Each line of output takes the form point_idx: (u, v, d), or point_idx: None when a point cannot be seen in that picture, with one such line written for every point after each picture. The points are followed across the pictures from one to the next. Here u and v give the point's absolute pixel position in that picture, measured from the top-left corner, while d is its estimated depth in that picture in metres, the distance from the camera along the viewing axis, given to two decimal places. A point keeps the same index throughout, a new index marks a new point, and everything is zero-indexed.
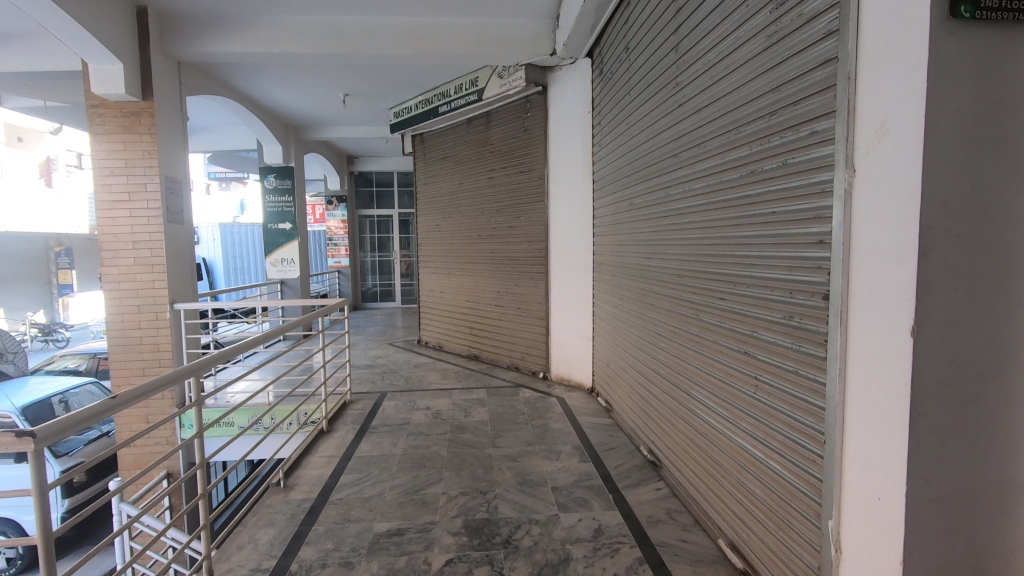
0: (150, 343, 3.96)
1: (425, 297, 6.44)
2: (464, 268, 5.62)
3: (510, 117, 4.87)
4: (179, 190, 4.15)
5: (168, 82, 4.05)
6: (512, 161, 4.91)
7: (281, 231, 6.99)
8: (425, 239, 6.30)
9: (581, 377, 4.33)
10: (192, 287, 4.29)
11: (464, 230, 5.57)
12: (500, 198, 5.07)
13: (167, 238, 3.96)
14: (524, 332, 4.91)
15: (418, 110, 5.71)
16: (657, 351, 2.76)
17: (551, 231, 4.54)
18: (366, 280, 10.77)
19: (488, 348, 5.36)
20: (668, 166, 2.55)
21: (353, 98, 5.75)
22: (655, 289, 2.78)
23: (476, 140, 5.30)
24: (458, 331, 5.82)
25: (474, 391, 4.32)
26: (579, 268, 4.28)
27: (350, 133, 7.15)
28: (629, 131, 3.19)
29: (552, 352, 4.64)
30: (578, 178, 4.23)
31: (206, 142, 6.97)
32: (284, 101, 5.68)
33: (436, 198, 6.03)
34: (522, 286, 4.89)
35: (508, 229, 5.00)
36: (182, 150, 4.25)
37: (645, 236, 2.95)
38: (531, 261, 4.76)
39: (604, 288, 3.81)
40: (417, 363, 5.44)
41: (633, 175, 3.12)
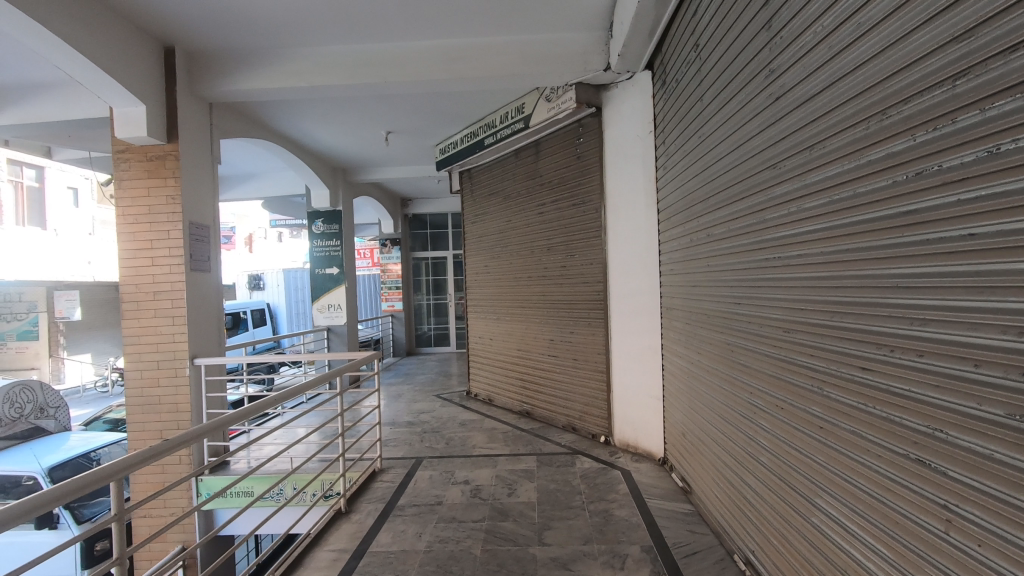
0: (169, 403, 3.64)
1: (474, 344, 5.92)
2: (514, 313, 5.08)
3: (560, 145, 4.37)
4: (206, 237, 3.89)
5: (199, 124, 3.87)
6: (563, 194, 4.38)
7: (328, 276, 6.77)
8: (474, 281, 5.84)
9: (650, 444, 3.61)
10: (218, 340, 4.00)
11: (514, 272, 5.05)
12: (552, 234, 4.53)
13: (190, 288, 3.68)
14: (581, 387, 4.25)
15: (464, 144, 5.35)
16: (752, 428, 2.07)
17: (610, 271, 3.93)
18: (421, 324, 10.46)
19: (541, 404, 4.72)
20: (759, 186, 1.92)
21: (398, 136, 5.49)
22: (747, 347, 2.11)
23: (524, 173, 4.83)
24: (509, 384, 5.23)
25: (522, 460, 3.68)
26: (644, 314, 3.62)
27: (398, 174, 6.92)
28: (700, 148, 2.58)
29: (614, 412, 3.95)
30: (640, 209, 3.63)
31: (256, 189, 6.92)
32: (328, 142, 5.49)
33: (485, 238, 5.57)
34: (578, 334, 4.27)
35: (561, 269, 4.43)
36: (213, 194, 4.02)
37: (728, 277, 2.30)
38: (587, 307, 4.15)
39: (677, 338, 3.14)
40: (463, 420, 4.88)
41: (709, 203, 2.50)
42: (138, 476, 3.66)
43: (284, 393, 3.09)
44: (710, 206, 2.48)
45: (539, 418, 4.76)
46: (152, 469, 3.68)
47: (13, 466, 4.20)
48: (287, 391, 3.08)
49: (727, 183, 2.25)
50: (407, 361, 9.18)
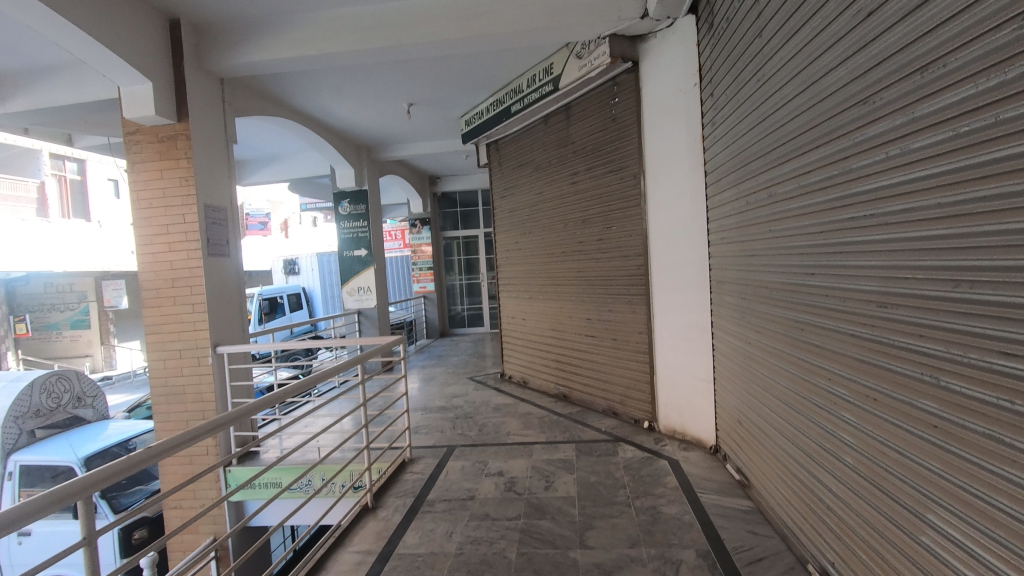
0: (193, 393, 3.54)
1: (506, 325, 5.68)
2: (548, 291, 4.80)
3: (593, 107, 4.02)
4: (224, 221, 3.73)
5: (211, 102, 3.69)
6: (597, 161, 4.04)
7: (356, 258, 6.62)
8: (505, 259, 5.57)
9: (699, 431, 3.31)
10: (242, 327, 3.87)
11: (546, 248, 4.75)
12: (586, 206, 4.20)
13: (208, 274, 3.53)
14: (621, 369, 3.96)
15: (490, 114, 5.04)
16: (827, 420, 1.77)
17: (651, 243, 3.59)
18: (454, 305, 10.29)
19: (578, 387, 4.46)
20: (838, 134, 1.61)
21: (420, 108, 5.22)
22: (819, 326, 1.81)
23: (555, 141, 4.49)
24: (544, 366, 4.98)
25: (559, 449, 3.44)
26: (689, 288, 3.29)
27: (424, 149, 6.66)
28: (754, 99, 2.25)
29: (658, 396, 3.66)
30: (683, 173, 3.27)
31: (282, 172, 6.78)
32: (348, 118, 5.27)
33: (515, 213, 5.28)
34: (616, 312, 3.96)
35: (597, 242, 4.10)
36: (229, 176, 3.85)
37: (791, 246, 1.98)
38: (627, 282, 3.84)
39: (728, 315, 2.82)
40: (497, 404, 4.66)
41: (767, 162, 2.17)
42: (166, 468, 3.58)
43: (306, 380, 2.94)
44: (769, 165, 2.15)
45: (576, 402, 4.50)
46: (180, 459, 3.60)
47: (51, 455, 4.21)
48: (308, 380, 2.93)
49: (790, 136, 1.93)
50: (440, 343, 9.05)
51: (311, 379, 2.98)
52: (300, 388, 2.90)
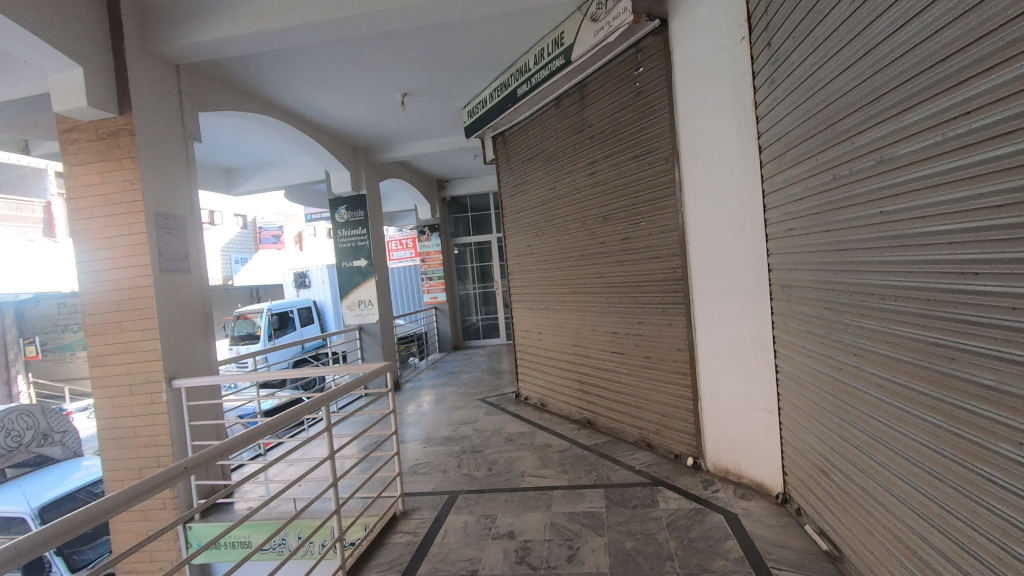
0: (145, 436, 2.98)
1: (520, 340, 5.05)
2: (566, 301, 4.16)
3: (613, 82, 3.38)
4: (182, 231, 3.18)
5: (164, 93, 3.15)
6: (619, 145, 3.40)
7: (355, 270, 6.08)
8: (516, 265, 4.94)
9: (759, 473, 2.65)
10: (208, 353, 3.32)
11: (563, 251, 4.11)
12: (607, 200, 3.57)
13: (161, 294, 2.97)
14: (657, 394, 3.30)
15: (494, 101, 4.44)
16: (1019, 506, 1.13)
17: (690, 241, 2.94)
18: (469, 315, 9.71)
19: (605, 412, 3.81)
20: None
21: (416, 98, 4.64)
22: (995, 356, 1.18)
23: (569, 126, 3.87)
24: (564, 387, 4.34)
25: (585, 498, 2.78)
26: (742, 295, 2.64)
27: (426, 148, 6.09)
28: (844, 37, 1.66)
29: (704, 427, 2.99)
30: (730, 150, 2.63)
31: (274, 179, 6.27)
32: (338, 113, 4.73)
33: (525, 213, 4.65)
34: (648, 325, 3.30)
35: (622, 243, 3.46)
36: (190, 178, 3.31)
37: (923, 231, 1.38)
38: (660, 290, 3.18)
39: (798, 328, 2.20)
40: (510, 434, 4.02)
41: (866, 121, 1.58)
42: (118, 525, 3.02)
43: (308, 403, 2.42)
44: (870, 124, 1.56)
45: (603, 430, 3.85)
46: (134, 515, 3.03)
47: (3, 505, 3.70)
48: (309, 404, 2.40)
49: (925, 72, 1.33)
50: (454, 357, 8.47)
51: (316, 401, 2.45)
52: (302, 413, 2.36)
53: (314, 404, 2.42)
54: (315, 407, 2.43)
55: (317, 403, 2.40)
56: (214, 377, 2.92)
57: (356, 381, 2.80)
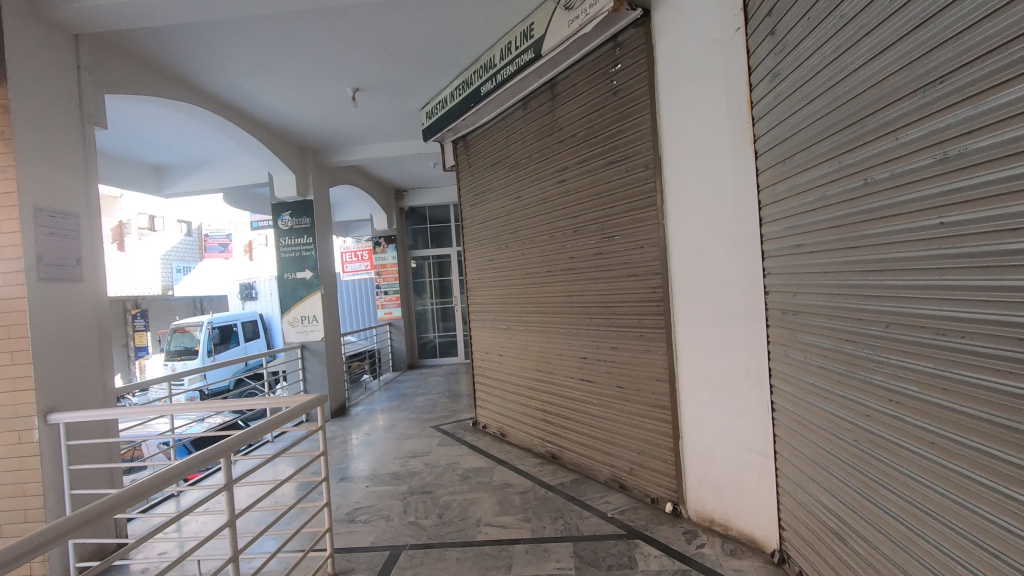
0: (9, 484, 2.39)
1: (478, 362, 4.63)
2: (531, 320, 3.77)
3: (587, 80, 3.05)
4: (72, 231, 2.63)
5: (58, 65, 2.63)
6: (593, 150, 3.06)
7: (299, 281, 5.54)
8: (476, 281, 4.53)
9: (751, 524, 2.31)
10: (104, 381, 2.76)
11: (528, 265, 3.74)
12: (578, 211, 3.22)
13: (38, 307, 2.42)
14: (631, 428, 2.93)
15: (456, 100, 4.07)
16: None
17: (673, 258, 2.61)
18: (425, 332, 9.21)
19: (572, 446, 3.42)
20: None
21: (368, 94, 4.21)
22: None
23: (538, 129, 3.52)
24: (526, 416, 3.93)
25: (550, 557, 2.37)
26: (734, 319, 2.31)
27: (381, 152, 5.64)
28: (885, 9, 1.35)
29: (685, 469, 2.63)
30: (721, 155, 2.31)
31: (210, 181, 5.68)
32: (279, 107, 4.26)
33: (487, 223, 4.26)
34: (623, 351, 2.94)
35: (594, 258, 3.11)
36: (87, 170, 2.77)
37: (1017, 245, 1.06)
38: (636, 311, 2.84)
39: (806, 361, 1.88)
40: (465, 470, 3.57)
41: (919, 111, 1.27)
42: None
43: (219, 443, 1.87)
44: (927, 114, 1.25)
45: (569, 466, 3.46)
46: None
47: None
48: (218, 445, 1.85)
49: (1019, 41, 1.02)
50: (408, 377, 7.94)
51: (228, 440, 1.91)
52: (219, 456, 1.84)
53: (226, 444, 1.90)
54: (227, 448, 1.88)
55: (232, 441, 1.87)
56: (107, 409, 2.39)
57: (285, 416, 2.29)
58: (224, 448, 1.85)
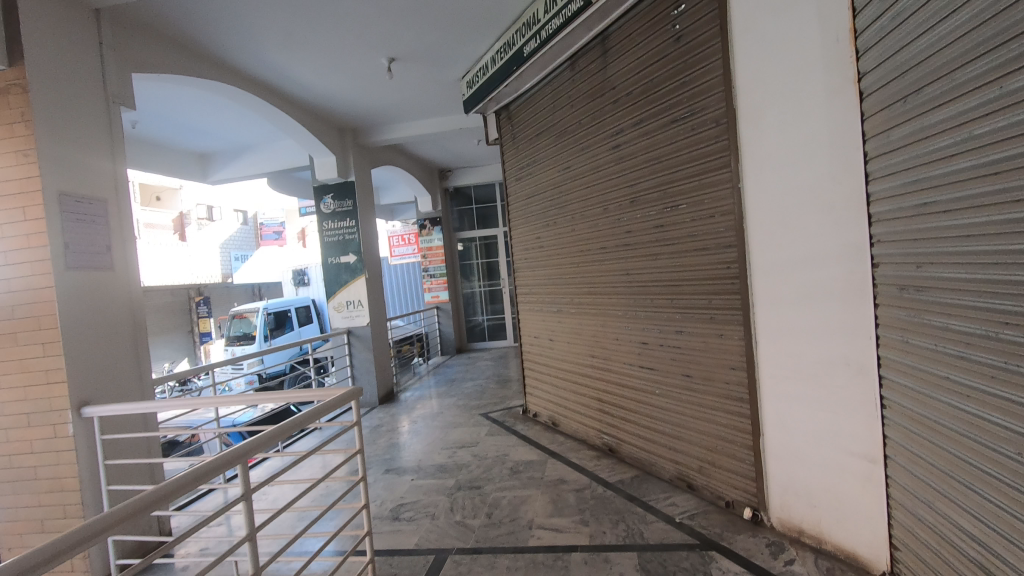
0: (47, 479, 2.33)
1: (527, 348, 4.37)
2: (583, 302, 3.46)
3: (644, 28, 2.67)
4: (99, 218, 2.52)
5: (81, 43, 2.50)
6: (651, 109, 2.70)
7: (343, 266, 5.42)
8: (523, 261, 4.25)
9: (850, 539, 1.95)
10: (140, 373, 2.66)
11: (579, 243, 3.42)
12: (634, 179, 2.87)
13: (68, 298, 2.32)
14: (700, 423, 2.60)
15: (498, 65, 3.76)
16: None
17: (750, 228, 2.23)
18: (473, 315, 9.04)
19: (631, 439, 3.12)
20: None
21: (404, 65, 3.96)
22: None
23: (588, 90, 3.17)
24: (579, 405, 3.65)
25: (612, 570, 2.09)
26: (829, 298, 1.93)
27: (422, 130, 5.40)
28: None
29: (767, 470, 2.28)
30: (813, 101, 1.92)
31: (252, 167, 5.61)
32: (314, 83, 4.08)
33: (534, 199, 3.96)
34: (689, 335, 2.60)
35: (653, 231, 2.77)
36: (114, 152, 2.64)
37: None
38: (705, 290, 2.48)
39: (935, 349, 1.50)
40: (516, 463, 3.34)
41: None
42: None
43: (254, 437, 1.61)
44: None
45: (628, 460, 3.16)
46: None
47: None
48: (251, 441, 1.59)
49: None
50: (457, 362, 7.80)
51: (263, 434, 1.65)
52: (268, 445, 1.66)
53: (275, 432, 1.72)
54: (263, 444, 1.61)
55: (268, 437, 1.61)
56: (145, 403, 2.29)
57: (326, 407, 2.08)
58: (256, 446, 1.59)
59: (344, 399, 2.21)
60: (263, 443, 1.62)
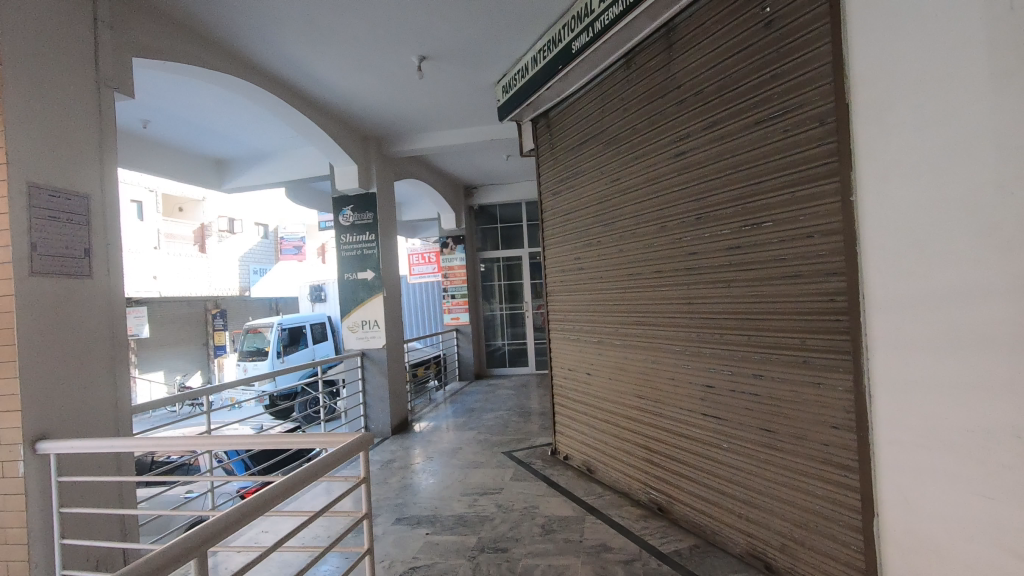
0: None
1: (559, 381, 3.90)
2: (631, 333, 3.01)
3: (724, 13, 2.27)
4: (79, 217, 2.16)
5: (68, 15, 2.17)
6: (727, 108, 2.28)
7: (360, 282, 5.05)
8: (558, 284, 3.82)
9: None
10: (116, 398, 2.27)
11: (629, 264, 2.99)
12: (703, 191, 2.44)
13: (31, 310, 1.94)
14: (786, 489, 2.10)
15: (540, 65, 3.38)
16: None
17: (867, 251, 1.77)
18: (494, 339, 8.61)
19: (688, 499, 2.62)
20: None
21: (436, 64, 3.62)
22: None
23: (646, 89, 2.77)
24: (621, 451, 3.16)
25: None
26: (990, 346, 1.46)
27: (450, 140, 5.06)
28: None
29: (883, 562, 1.78)
30: (971, 87, 1.47)
31: (269, 174, 5.30)
32: (337, 82, 3.76)
33: (574, 215, 3.54)
34: (773, 381, 2.13)
35: (725, 252, 2.32)
36: (102, 143, 2.29)
37: None
38: (798, 327, 2.01)
39: None
40: (548, 520, 2.85)
41: None
42: None
43: (266, 488, 1.30)
44: None
45: (683, 524, 2.66)
46: None
47: None
48: (259, 495, 1.25)
49: None
50: (475, 389, 7.35)
51: (278, 482, 1.33)
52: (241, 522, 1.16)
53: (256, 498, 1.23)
54: (276, 497, 1.29)
55: (280, 490, 1.28)
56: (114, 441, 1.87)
57: (339, 454, 1.62)
58: (265, 502, 1.25)
59: (355, 444, 1.75)
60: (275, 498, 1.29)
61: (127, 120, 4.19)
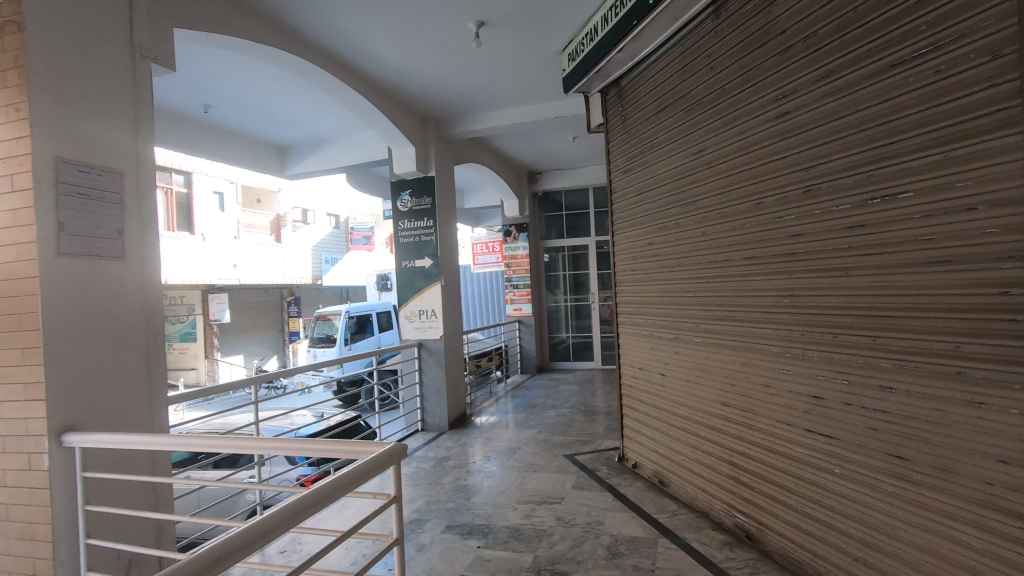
0: (19, 522, 1.82)
1: (627, 380, 3.52)
2: (714, 330, 2.59)
3: None
4: (111, 196, 2.03)
5: None
6: (849, 50, 1.81)
7: (417, 270, 4.87)
8: (628, 273, 3.43)
9: None
10: (152, 383, 2.16)
11: (713, 250, 2.57)
12: (811, 159, 1.99)
13: (57, 294, 1.82)
14: (926, 535, 1.64)
15: (611, 24, 2.99)
16: None
17: None
18: (558, 331, 8.27)
19: (783, 529, 2.20)
20: None
21: (496, 32, 3.30)
22: None
23: (739, 41, 2.32)
24: (698, 465, 2.76)
25: None
26: None
27: (512, 119, 4.75)
28: None
29: None
30: None
31: (329, 160, 5.22)
32: (391, 56, 3.53)
33: (647, 195, 3.14)
34: (906, 395, 1.68)
35: (843, 233, 1.87)
36: (136, 117, 2.16)
37: None
38: (947, 327, 1.55)
39: None
40: (614, 540, 2.51)
41: None
42: None
43: (237, 532, 1.03)
44: None
45: (777, 558, 2.23)
46: None
47: None
48: (259, 522, 1.09)
49: None
50: (538, 383, 7.07)
51: (278, 511, 1.14)
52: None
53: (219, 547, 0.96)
54: (279, 526, 1.11)
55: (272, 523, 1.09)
56: (153, 476, 1.66)
57: (356, 472, 1.36)
58: (267, 532, 1.08)
59: (380, 459, 1.46)
60: (277, 526, 1.11)
61: (190, 107, 4.21)
